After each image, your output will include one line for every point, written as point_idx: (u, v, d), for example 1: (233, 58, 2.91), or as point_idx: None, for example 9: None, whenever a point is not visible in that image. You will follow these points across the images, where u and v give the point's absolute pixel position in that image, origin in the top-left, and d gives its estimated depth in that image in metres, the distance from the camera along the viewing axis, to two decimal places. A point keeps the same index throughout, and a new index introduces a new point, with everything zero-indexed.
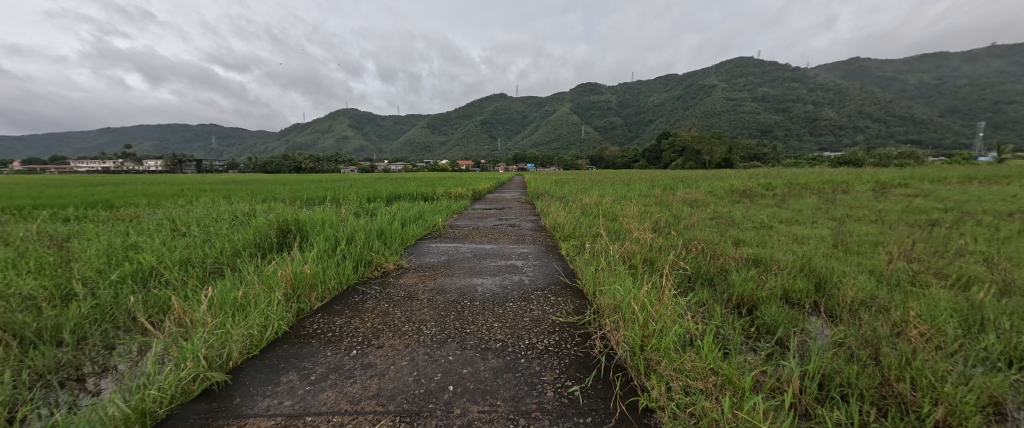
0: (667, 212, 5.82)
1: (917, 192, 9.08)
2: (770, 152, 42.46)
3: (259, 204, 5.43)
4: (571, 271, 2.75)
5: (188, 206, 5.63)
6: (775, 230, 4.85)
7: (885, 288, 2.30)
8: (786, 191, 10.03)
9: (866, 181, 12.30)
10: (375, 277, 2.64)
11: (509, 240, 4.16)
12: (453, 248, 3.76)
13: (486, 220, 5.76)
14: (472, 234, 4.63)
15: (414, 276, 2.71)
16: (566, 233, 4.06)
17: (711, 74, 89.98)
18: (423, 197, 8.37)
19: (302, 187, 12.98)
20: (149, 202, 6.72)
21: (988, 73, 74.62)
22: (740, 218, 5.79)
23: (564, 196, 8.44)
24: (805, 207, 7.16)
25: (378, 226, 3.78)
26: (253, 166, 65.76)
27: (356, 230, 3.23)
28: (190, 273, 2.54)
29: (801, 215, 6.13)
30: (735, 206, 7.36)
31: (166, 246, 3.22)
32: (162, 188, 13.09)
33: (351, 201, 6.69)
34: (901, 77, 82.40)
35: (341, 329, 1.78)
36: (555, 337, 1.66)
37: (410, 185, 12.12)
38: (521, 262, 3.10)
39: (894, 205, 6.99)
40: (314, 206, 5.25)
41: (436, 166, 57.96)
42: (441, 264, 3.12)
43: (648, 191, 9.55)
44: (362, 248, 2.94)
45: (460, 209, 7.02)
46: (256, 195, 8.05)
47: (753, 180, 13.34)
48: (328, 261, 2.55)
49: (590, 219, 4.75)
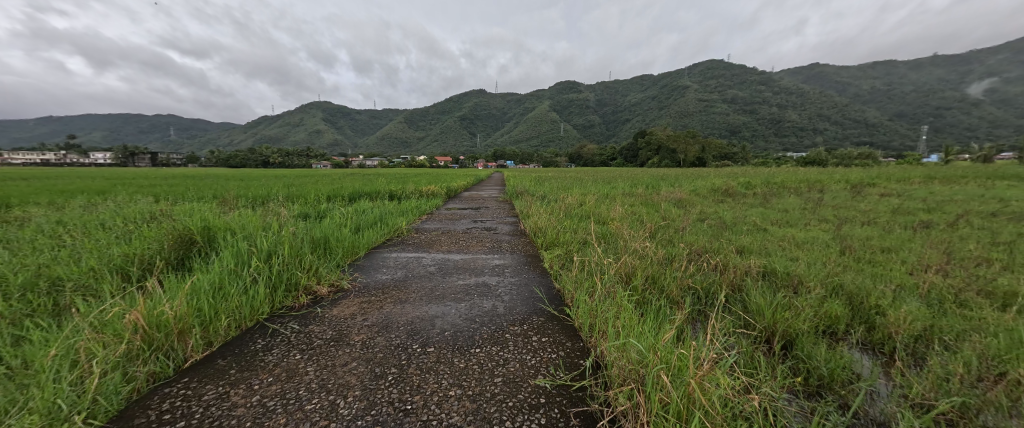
0: (655, 214, 5.42)
1: (889, 193, 9.16)
2: (740, 153, 43.94)
3: (187, 204, 4.60)
4: (557, 294, 2.20)
5: (97, 205, 4.68)
6: (771, 233, 4.50)
7: (940, 317, 1.87)
8: (767, 190, 9.92)
9: (835, 180, 12.53)
10: (298, 309, 1.96)
11: (483, 248, 3.58)
12: (413, 259, 3.12)
13: (459, 222, 5.13)
14: (439, 240, 3.99)
15: (353, 305, 2.05)
16: (549, 241, 3.52)
17: (685, 76, 92.49)
18: (391, 195, 7.65)
19: (259, 183, 11.93)
20: (57, 199, 5.70)
21: (933, 80, 80.39)
22: (730, 219, 5.48)
23: (545, 195, 7.93)
24: (790, 207, 7.01)
25: (322, 234, 3.09)
26: (216, 160, 61.92)
27: (286, 238, 2.54)
28: (29, 305, 1.80)
29: (789, 216, 5.88)
30: (721, 206, 7.12)
31: (24, 260, 2.42)
32: (94, 182, 11.66)
33: (305, 201, 5.89)
34: (857, 83, 87.50)
35: (209, 410, 1.14)
36: (540, 420, 1.10)
37: (379, 182, 11.31)
38: (495, 280, 2.52)
39: (877, 205, 6.92)
40: (254, 207, 4.47)
41: (413, 162, 56.45)
42: (393, 285, 2.46)
43: (630, 190, 9.19)
44: (289, 262, 2.27)
45: (431, 209, 6.39)
46: (194, 193, 7.05)
47: (731, 178, 13.36)
48: (231, 288, 1.88)
49: (575, 223, 4.22)
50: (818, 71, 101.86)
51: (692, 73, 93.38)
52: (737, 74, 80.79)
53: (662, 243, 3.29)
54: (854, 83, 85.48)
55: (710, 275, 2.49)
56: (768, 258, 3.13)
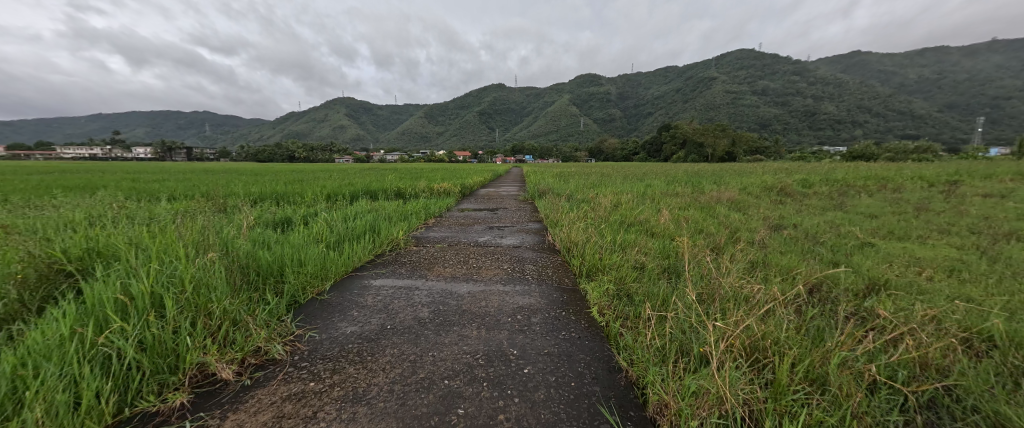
0: (714, 222, 4.39)
1: (989, 192, 7.61)
2: (772, 147, 41.42)
3: (149, 207, 3.85)
4: (632, 394, 1.24)
5: (49, 206, 3.99)
6: (888, 251, 3.39)
7: None
8: (831, 189, 8.51)
9: (904, 177, 10.91)
10: (162, 419, 1.07)
11: (499, 273, 2.61)
12: (401, 294, 2.19)
13: (471, 229, 4.20)
14: (443, 257, 3.07)
15: (265, 410, 1.14)
16: (592, 268, 2.55)
17: (712, 68, 88.52)
18: (399, 194, 6.85)
19: (267, 178, 11.38)
20: (31, 196, 5.15)
21: (993, 66, 73.23)
22: (813, 229, 4.36)
23: (571, 194, 6.96)
24: (873, 211, 5.81)
25: (280, 257, 2.26)
26: (244, 155, 64.19)
27: (204, 270, 1.67)
28: None
29: (884, 225, 4.72)
30: (783, 209, 5.97)
31: None
32: (106, 176, 11.53)
33: (298, 203, 5.14)
34: (905, 70, 81.05)
35: None
36: None
37: (390, 178, 10.65)
38: (517, 347, 1.56)
39: (991, 210, 5.58)
40: (225, 213, 3.72)
41: (432, 157, 56.49)
42: (356, 349, 1.54)
43: (669, 188, 8.05)
44: (183, 316, 1.38)
45: (441, 211, 5.54)
46: (183, 191, 6.42)
47: (779, 175, 11.94)
48: (36, 385, 1.01)
49: (622, 237, 3.23)
50: (861, 60, 95.05)
51: (720, 63, 89.24)
52: (770, 63, 76.28)
53: (760, 273, 2.29)
54: (901, 72, 79.22)
55: (883, 342, 1.48)
56: (927, 294, 2.10)
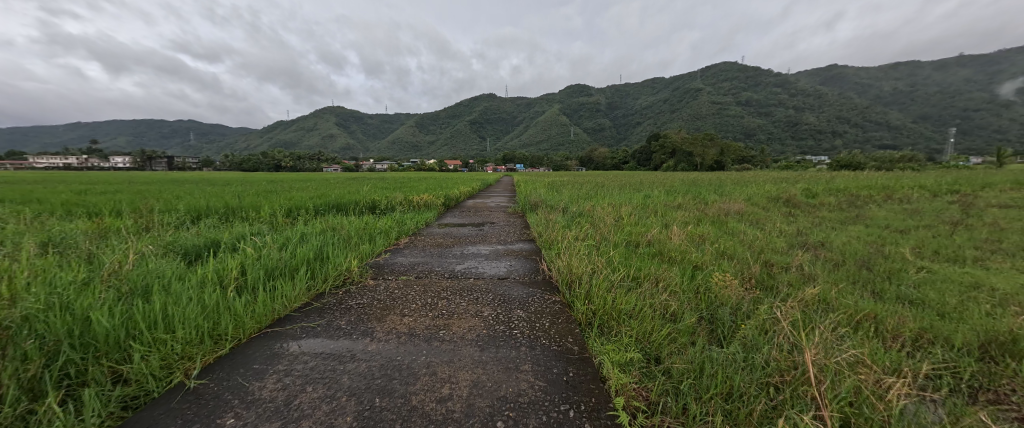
0: (733, 241, 3.76)
1: (1004, 203, 7.21)
2: (758, 156, 41.81)
3: (36, 230, 3.06)
4: None
5: None
6: (957, 281, 2.75)
7: None
8: (838, 199, 8.04)
9: (905, 186, 10.58)
10: None
11: (477, 326, 1.86)
12: (325, 371, 1.44)
13: (448, 253, 3.46)
14: (405, 297, 2.30)
15: None
16: (603, 320, 1.85)
17: (698, 78, 90.34)
18: (373, 208, 6.10)
19: (237, 188, 10.55)
20: None
21: (963, 79, 76.01)
22: (848, 249, 3.74)
23: (565, 207, 6.32)
24: (899, 225, 5.23)
25: (141, 316, 1.51)
26: (229, 164, 62.79)
27: None
28: None
29: (923, 242, 4.12)
30: (799, 223, 5.37)
31: None
32: (56, 186, 10.55)
33: (244, 220, 4.35)
34: (883, 83, 83.64)
35: None
36: None
37: (370, 188, 9.88)
38: None
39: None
40: (137, 236, 2.98)
41: (422, 166, 55.86)
42: None
43: (670, 199, 7.49)
44: None
45: (417, 227, 4.83)
46: (119, 205, 5.55)
47: (779, 184, 11.47)
48: None
49: (635, 267, 2.55)
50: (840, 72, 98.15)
51: (706, 75, 91.18)
52: (754, 76, 78.17)
53: (845, 334, 1.62)
54: (878, 84, 81.83)
55: None
56: None
